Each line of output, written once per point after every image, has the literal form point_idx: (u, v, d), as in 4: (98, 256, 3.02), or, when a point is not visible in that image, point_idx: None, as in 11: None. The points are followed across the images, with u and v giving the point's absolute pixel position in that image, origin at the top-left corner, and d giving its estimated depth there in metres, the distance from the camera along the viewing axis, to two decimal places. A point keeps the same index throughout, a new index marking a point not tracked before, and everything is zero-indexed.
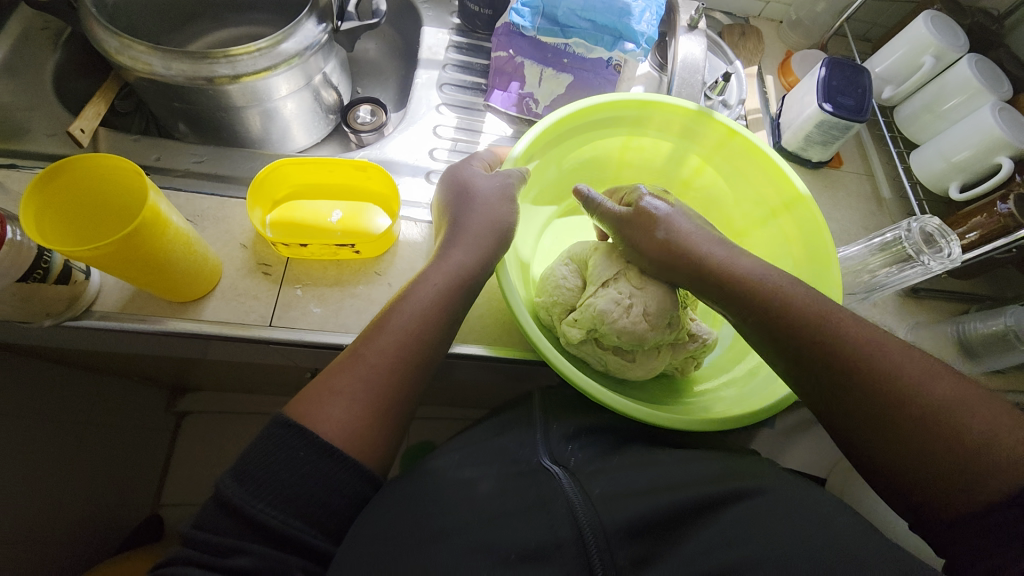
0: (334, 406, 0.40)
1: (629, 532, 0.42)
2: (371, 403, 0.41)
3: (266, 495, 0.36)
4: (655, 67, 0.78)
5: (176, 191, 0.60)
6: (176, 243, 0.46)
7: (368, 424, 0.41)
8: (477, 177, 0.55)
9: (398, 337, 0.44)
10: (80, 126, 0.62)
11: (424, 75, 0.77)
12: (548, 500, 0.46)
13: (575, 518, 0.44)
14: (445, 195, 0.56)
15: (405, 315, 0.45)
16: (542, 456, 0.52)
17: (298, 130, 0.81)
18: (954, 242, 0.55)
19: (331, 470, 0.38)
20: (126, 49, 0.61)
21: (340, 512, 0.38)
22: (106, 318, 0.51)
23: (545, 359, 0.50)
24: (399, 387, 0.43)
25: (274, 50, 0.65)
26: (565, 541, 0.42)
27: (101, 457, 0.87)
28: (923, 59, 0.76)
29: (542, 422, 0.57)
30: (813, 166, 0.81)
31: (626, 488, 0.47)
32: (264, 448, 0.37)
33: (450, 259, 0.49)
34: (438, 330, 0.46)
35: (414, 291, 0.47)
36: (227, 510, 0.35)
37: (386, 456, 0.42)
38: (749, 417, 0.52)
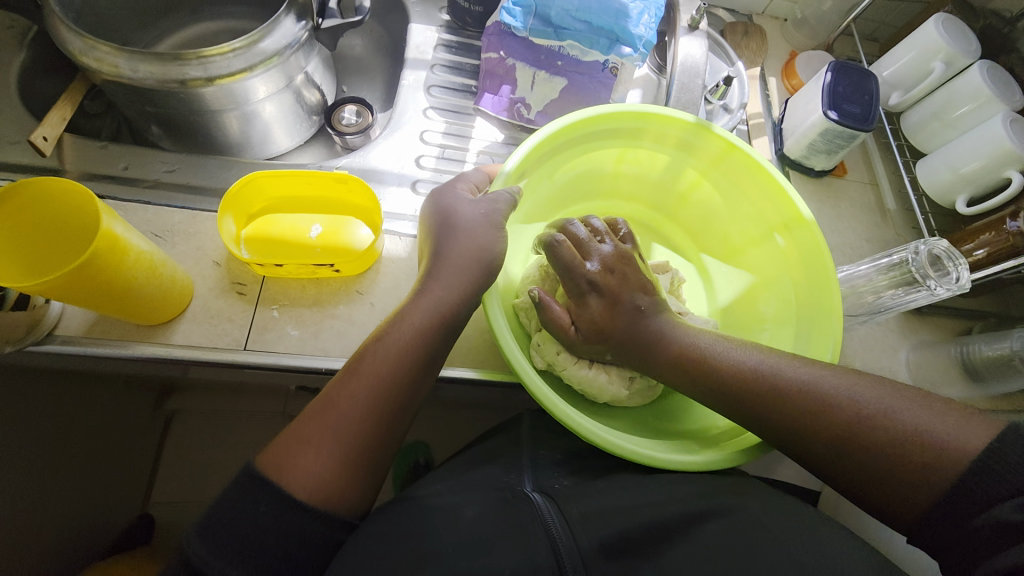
0: (304, 456, 0.38)
1: (607, 553, 0.41)
2: (344, 450, 0.39)
3: (226, 552, 0.34)
4: (654, 69, 0.75)
5: (145, 203, 0.57)
6: (137, 267, 0.43)
7: (339, 475, 0.38)
8: (463, 202, 0.52)
9: (370, 379, 0.42)
10: (44, 133, 0.58)
11: (411, 75, 0.73)
12: (526, 524, 0.43)
13: (553, 542, 0.42)
14: (430, 220, 0.53)
15: (380, 355, 0.43)
16: (528, 486, 0.49)
17: (280, 133, 0.77)
18: (963, 266, 0.53)
19: (296, 522, 0.36)
20: (91, 50, 0.57)
21: (307, 564, 0.36)
22: (68, 343, 0.49)
23: (530, 394, 0.47)
24: (374, 433, 0.41)
25: (251, 50, 0.61)
26: (543, 569, 0.39)
27: (84, 466, 0.84)
28: (932, 65, 0.73)
29: (530, 451, 0.55)
30: (816, 174, 0.78)
31: (606, 506, 0.45)
32: (227, 500, 0.36)
33: (429, 295, 0.47)
34: (415, 369, 0.43)
35: (391, 330, 0.44)
36: (189, 572, 0.33)
37: (359, 504, 0.40)
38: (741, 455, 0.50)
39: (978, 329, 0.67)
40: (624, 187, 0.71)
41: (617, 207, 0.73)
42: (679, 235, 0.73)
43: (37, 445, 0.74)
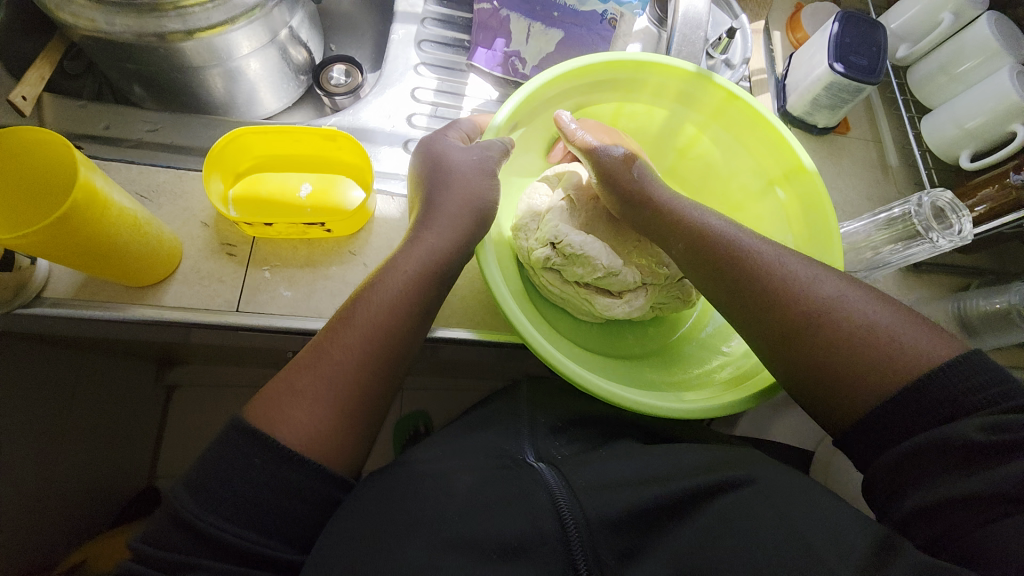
0: (297, 408, 0.38)
1: (613, 525, 0.41)
2: (337, 403, 0.39)
3: (219, 507, 0.34)
4: (654, 21, 0.71)
5: (129, 163, 0.55)
6: (121, 223, 0.42)
7: (332, 427, 0.38)
8: (453, 149, 0.51)
9: (364, 331, 0.41)
10: (22, 92, 0.56)
11: (401, 30, 0.70)
12: (532, 492, 0.44)
13: (559, 510, 0.42)
14: (420, 170, 0.51)
15: (372, 307, 0.42)
16: (528, 453, 0.50)
17: (266, 93, 0.74)
18: (966, 217, 0.52)
19: (290, 477, 0.36)
20: (65, 3, 0.54)
21: (306, 519, 0.36)
22: (58, 306, 0.48)
23: (530, 348, 0.47)
24: (369, 386, 0.41)
25: (231, 1, 0.57)
26: (548, 533, 0.41)
27: (88, 436, 0.85)
28: (941, 16, 0.70)
29: (528, 415, 0.55)
30: (819, 132, 0.76)
31: (610, 478, 0.46)
32: (219, 453, 0.35)
33: (423, 243, 0.46)
34: (409, 322, 0.43)
35: (382, 281, 0.44)
36: (181, 526, 0.33)
37: (356, 457, 0.40)
38: (741, 403, 0.50)
39: (975, 285, 0.67)
40: None
41: None
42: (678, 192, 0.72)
43: (41, 416, 0.75)
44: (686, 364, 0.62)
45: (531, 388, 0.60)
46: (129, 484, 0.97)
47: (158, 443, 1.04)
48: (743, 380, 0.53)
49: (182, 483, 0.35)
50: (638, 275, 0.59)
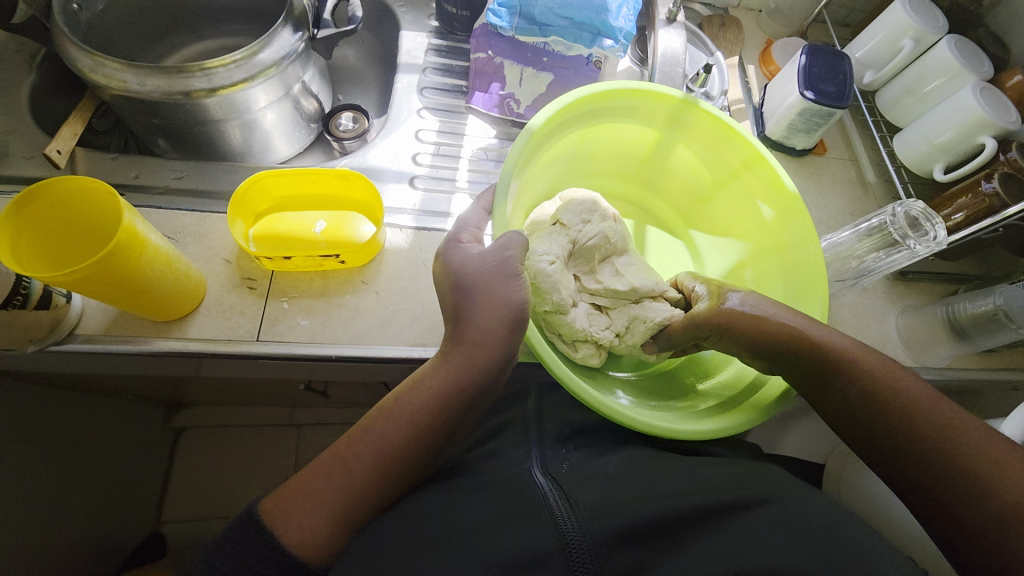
0: (348, 457, 0.42)
1: (618, 541, 0.42)
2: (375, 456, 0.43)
3: (236, 560, 0.38)
4: (636, 61, 0.78)
5: (157, 208, 0.59)
6: (155, 261, 0.46)
7: (365, 483, 0.42)
8: (471, 257, 0.51)
9: (408, 391, 0.45)
10: (57, 147, 0.60)
11: (405, 79, 0.77)
12: (535, 509, 0.45)
13: (560, 524, 0.43)
14: (444, 260, 0.52)
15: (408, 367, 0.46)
16: (535, 466, 0.52)
17: (279, 140, 0.80)
18: (939, 224, 0.55)
19: None
20: (99, 67, 0.60)
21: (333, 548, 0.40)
22: (89, 342, 0.51)
23: (561, 383, 0.49)
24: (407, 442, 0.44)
25: (250, 61, 0.64)
26: (552, 549, 0.41)
27: (99, 477, 0.86)
28: (902, 43, 0.76)
29: (535, 427, 0.57)
30: (798, 154, 0.81)
31: (617, 494, 0.46)
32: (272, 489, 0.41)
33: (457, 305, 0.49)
34: (443, 378, 0.46)
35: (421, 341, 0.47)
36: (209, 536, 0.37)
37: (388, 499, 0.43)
38: (748, 421, 0.54)
39: (963, 290, 0.69)
40: (616, 163, 0.74)
41: (618, 187, 0.77)
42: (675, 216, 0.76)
43: (55, 458, 0.76)
44: (676, 394, 0.65)
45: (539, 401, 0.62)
46: (136, 527, 0.97)
47: (164, 487, 1.04)
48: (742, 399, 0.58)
49: None
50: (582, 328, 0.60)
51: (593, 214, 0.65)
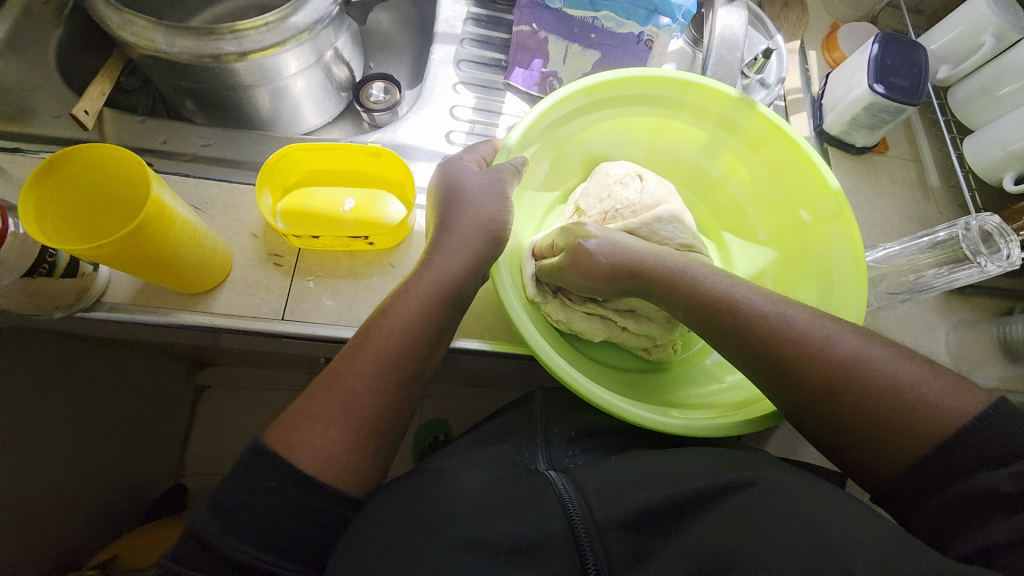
0: (381, 336, 0.43)
1: (625, 525, 0.40)
2: (351, 428, 0.40)
3: (235, 526, 0.35)
4: (689, 42, 0.72)
5: (185, 176, 0.58)
6: (183, 236, 0.44)
7: (399, 362, 0.43)
8: (469, 173, 0.52)
9: (375, 354, 0.42)
10: (85, 106, 0.59)
11: (440, 50, 0.72)
12: (540, 495, 0.45)
13: (567, 512, 0.42)
14: (437, 189, 0.52)
15: (384, 331, 0.43)
16: (542, 464, 0.51)
17: (309, 109, 0.77)
18: (1015, 243, 0.50)
19: (309, 501, 0.37)
20: (129, 25, 0.57)
21: (319, 539, 0.37)
22: (116, 310, 0.50)
23: (536, 358, 0.48)
24: (380, 417, 0.41)
25: (283, 25, 0.60)
26: (557, 535, 0.40)
27: (124, 433, 0.88)
28: (982, 39, 0.69)
29: (542, 426, 0.56)
30: (856, 151, 0.75)
31: (619, 480, 0.46)
32: (237, 478, 0.36)
33: (432, 266, 0.47)
34: (421, 344, 0.44)
35: (395, 304, 0.45)
36: (198, 545, 0.34)
37: (371, 479, 0.41)
38: (766, 417, 0.49)
39: (1021, 310, 0.65)
40: (657, 158, 0.70)
41: None
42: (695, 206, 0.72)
43: (83, 414, 0.78)
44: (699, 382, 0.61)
45: (546, 400, 0.60)
46: (159, 480, 1.00)
47: (185, 447, 1.07)
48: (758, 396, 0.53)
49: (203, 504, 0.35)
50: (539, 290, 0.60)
51: (623, 180, 0.65)
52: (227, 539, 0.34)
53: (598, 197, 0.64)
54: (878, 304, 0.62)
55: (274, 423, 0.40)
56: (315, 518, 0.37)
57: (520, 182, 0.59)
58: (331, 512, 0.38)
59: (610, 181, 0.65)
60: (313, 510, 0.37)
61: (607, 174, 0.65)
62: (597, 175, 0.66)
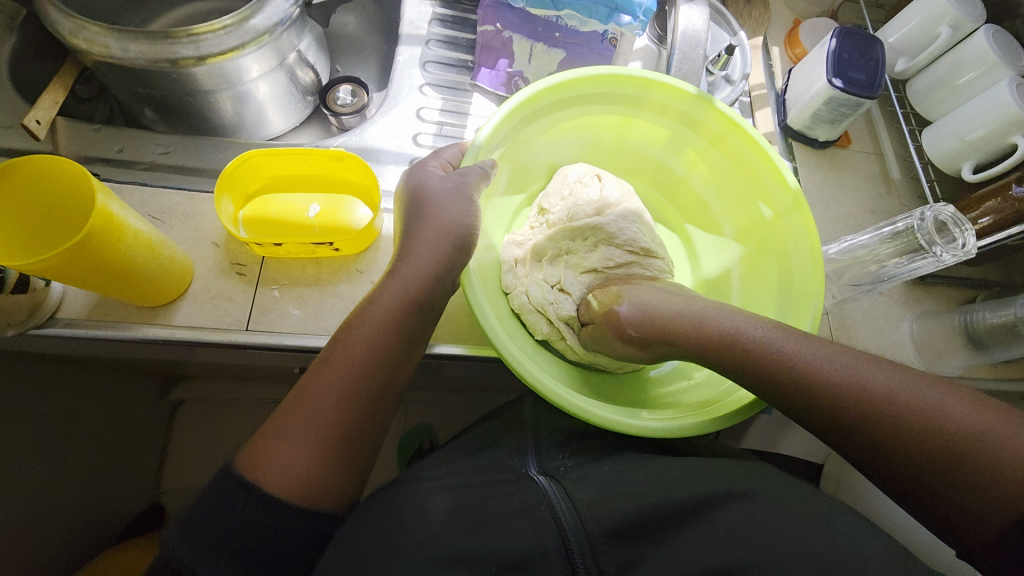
0: (346, 349, 0.42)
1: (615, 535, 0.41)
2: (322, 445, 0.39)
3: (208, 551, 0.34)
4: (654, 39, 0.73)
5: (142, 185, 0.56)
6: (136, 247, 0.43)
7: (369, 373, 0.42)
8: (432, 177, 0.52)
9: (344, 368, 0.42)
10: (36, 117, 0.57)
11: (406, 52, 0.72)
12: (533, 508, 0.45)
13: (559, 524, 0.43)
14: (402, 196, 0.52)
15: (350, 344, 0.43)
16: (531, 468, 0.51)
17: (274, 114, 0.76)
18: (969, 231, 0.52)
19: (281, 521, 0.36)
20: (80, 30, 0.56)
21: (297, 560, 0.36)
22: (71, 326, 0.48)
23: (505, 362, 0.48)
24: (352, 433, 0.41)
25: (242, 27, 0.59)
26: (550, 549, 0.41)
27: (97, 451, 0.86)
28: (939, 29, 0.71)
29: (532, 432, 0.56)
30: (820, 145, 0.77)
31: (615, 491, 0.45)
32: (208, 503, 0.36)
33: (398, 274, 0.47)
34: (390, 354, 0.44)
35: (361, 316, 0.44)
36: (174, 571, 0.34)
37: (347, 496, 0.40)
38: (734, 411, 0.49)
39: (982, 297, 0.67)
40: (623, 157, 0.70)
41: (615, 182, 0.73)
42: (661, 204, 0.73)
43: (50, 434, 0.75)
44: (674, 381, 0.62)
45: (535, 407, 0.60)
46: (135, 498, 0.98)
47: (160, 463, 1.04)
48: (728, 390, 0.53)
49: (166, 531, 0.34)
50: (519, 292, 0.61)
51: (583, 181, 0.65)
52: (201, 561, 0.34)
53: (561, 196, 0.65)
54: (842, 296, 0.64)
55: (244, 447, 0.40)
56: (290, 536, 0.37)
57: (485, 191, 0.59)
58: (306, 529, 0.37)
59: (572, 186, 0.65)
60: (286, 528, 0.37)
61: (565, 178, 0.66)
62: (557, 179, 0.66)
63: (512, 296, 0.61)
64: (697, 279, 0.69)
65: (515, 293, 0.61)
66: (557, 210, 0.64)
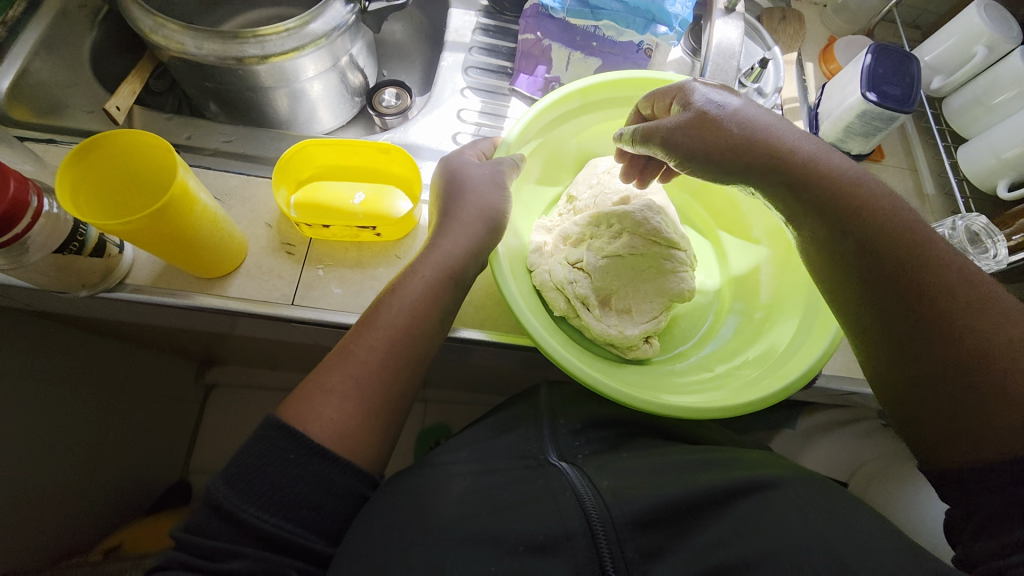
0: (390, 314, 0.45)
1: (639, 524, 0.41)
2: (365, 402, 0.42)
3: (257, 498, 0.36)
4: (688, 52, 0.76)
5: (206, 169, 0.61)
6: (204, 219, 0.47)
7: (409, 340, 0.45)
8: (470, 165, 0.55)
9: (388, 332, 0.44)
10: (116, 103, 0.63)
11: (450, 57, 0.76)
12: (556, 492, 0.45)
13: (584, 508, 0.43)
14: (440, 181, 0.56)
15: (394, 310, 0.46)
16: (551, 455, 0.52)
17: (324, 112, 0.81)
18: (1001, 242, 0.53)
19: (325, 472, 0.39)
20: (160, 28, 0.62)
21: (336, 514, 0.39)
22: (137, 291, 0.53)
23: (531, 341, 0.50)
24: (390, 393, 0.43)
25: (302, 31, 0.64)
26: (575, 533, 0.41)
27: (135, 423, 0.90)
28: (975, 49, 0.71)
29: (550, 419, 0.57)
30: (852, 158, 0.77)
31: (637, 481, 0.46)
32: (254, 452, 0.38)
33: (439, 249, 0.50)
34: (428, 325, 0.46)
35: (404, 286, 0.47)
36: (221, 516, 0.36)
37: (381, 457, 0.43)
38: (756, 403, 0.50)
39: None
40: None
41: None
42: (692, 205, 0.74)
43: (97, 401, 0.80)
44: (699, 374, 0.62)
45: (551, 393, 0.62)
46: (165, 473, 1.02)
47: (193, 441, 1.09)
48: (752, 384, 0.54)
49: (217, 475, 0.37)
50: (544, 274, 0.62)
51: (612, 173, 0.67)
52: (248, 507, 0.36)
53: (589, 184, 0.67)
54: None
55: (287, 401, 0.42)
56: (333, 491, 0.39)
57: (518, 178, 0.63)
58: (348, 485, 0.39)
59: (602, 176, 0.67)
60: (332, 484, 0.39)
61: (594, 169, 0.67)
62: (586, 168, 0.69)
63: (539, 279, 0.62)
64: (725, 277, 0.70)
65: (542, 276, 0.62)
66: (585, 198, 0.66)
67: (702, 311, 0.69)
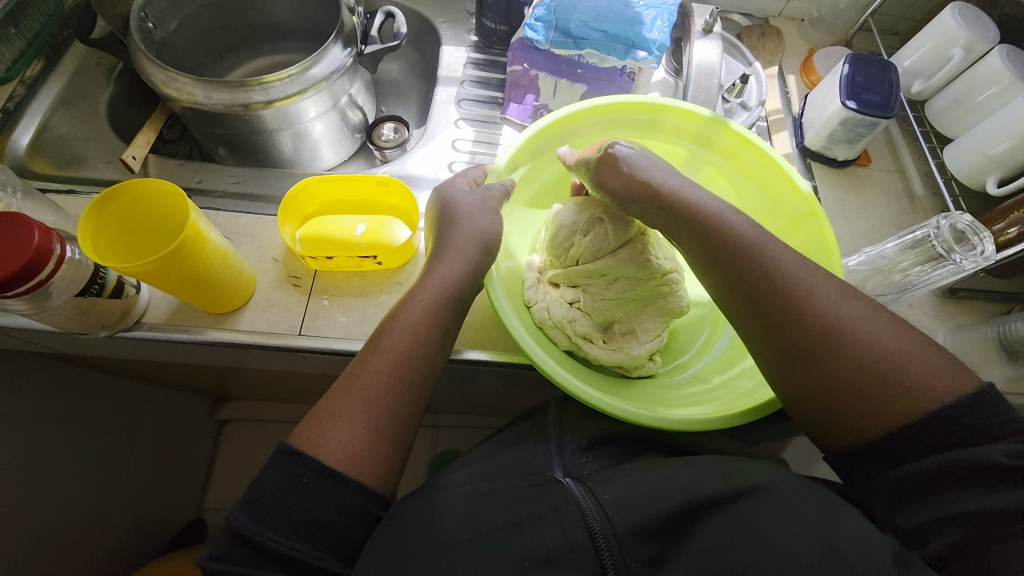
0: (393, 338, 0.47)
1: (640, 533, 0.41)
2: (372, 425, 0.43)
3: (274, 522, 0.38)
4: (671, 72, 0.79)
5: (216, 210, 0.65)
6: (215, 257, 0.50)
7: (412, 362, 0.47)
8: (461, 192, 0.58)
9: (391, 356, 0.46)
10: (132, 153, 0.67)
11: (444, 91, 0.80)
12: (560, 507, 0.46)
13: (588, 522, 0.43)
14: (434, 209, 0.58)
15: (396, 334, 0.47)
16: (557, 471, 0.53)
17: (326, 150, 0.85)
18: (988, 239, 0.53)
19: (337, 494, 0.40)
20: (172, 81, 0.66)
21: (350, 533, 0.40)
22: (154, 329, 0.56)
23: (527, 358, 0.51)
24: (397, 414, 0.45)
25: (304, 75, 0.68)
26: (579, 545, 0.42)
27: (151, 460, 0.92)
28: (952, 52, 0.73)
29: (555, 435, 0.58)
30: (839, 164, 0.79)
31: (639, 492, 0.46)
32: (270, 476, 0.39)
33: (437, 274, 0.52)
34: (429, 346, 0.48)
35: (404, 311, 0.49)
36: (241, 541, 0.37)
37: (391, 477, 0.44)
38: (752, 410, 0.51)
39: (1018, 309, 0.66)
40: None
41: None
42: None
43: (114, 438, 0.82)
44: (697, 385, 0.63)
45: (559, 411, 0.62)
46: (181, 510, 1.03)
47: (207, 476, 1.11)
48: (748, 391, 0.55)
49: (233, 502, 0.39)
50: (539, 295, 0.64)
51: None
52: (262, 530, 0.37)
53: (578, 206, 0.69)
54: None
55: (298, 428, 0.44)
56: (344, 511, 0.40)
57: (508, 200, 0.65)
58: (360, 505, 0.41)
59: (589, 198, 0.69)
60: (345, 504, 0.40)
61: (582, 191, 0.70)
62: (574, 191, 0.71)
63: (535, 300, 0.63)
64: None
65: (537, 297, 0.64)
66: None
67: (697, 324, 0.70)
